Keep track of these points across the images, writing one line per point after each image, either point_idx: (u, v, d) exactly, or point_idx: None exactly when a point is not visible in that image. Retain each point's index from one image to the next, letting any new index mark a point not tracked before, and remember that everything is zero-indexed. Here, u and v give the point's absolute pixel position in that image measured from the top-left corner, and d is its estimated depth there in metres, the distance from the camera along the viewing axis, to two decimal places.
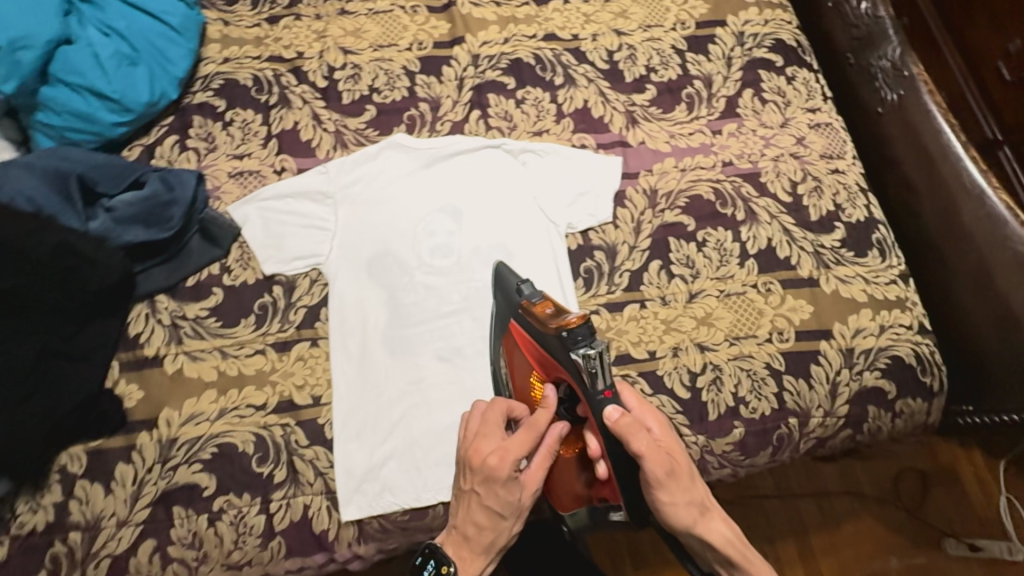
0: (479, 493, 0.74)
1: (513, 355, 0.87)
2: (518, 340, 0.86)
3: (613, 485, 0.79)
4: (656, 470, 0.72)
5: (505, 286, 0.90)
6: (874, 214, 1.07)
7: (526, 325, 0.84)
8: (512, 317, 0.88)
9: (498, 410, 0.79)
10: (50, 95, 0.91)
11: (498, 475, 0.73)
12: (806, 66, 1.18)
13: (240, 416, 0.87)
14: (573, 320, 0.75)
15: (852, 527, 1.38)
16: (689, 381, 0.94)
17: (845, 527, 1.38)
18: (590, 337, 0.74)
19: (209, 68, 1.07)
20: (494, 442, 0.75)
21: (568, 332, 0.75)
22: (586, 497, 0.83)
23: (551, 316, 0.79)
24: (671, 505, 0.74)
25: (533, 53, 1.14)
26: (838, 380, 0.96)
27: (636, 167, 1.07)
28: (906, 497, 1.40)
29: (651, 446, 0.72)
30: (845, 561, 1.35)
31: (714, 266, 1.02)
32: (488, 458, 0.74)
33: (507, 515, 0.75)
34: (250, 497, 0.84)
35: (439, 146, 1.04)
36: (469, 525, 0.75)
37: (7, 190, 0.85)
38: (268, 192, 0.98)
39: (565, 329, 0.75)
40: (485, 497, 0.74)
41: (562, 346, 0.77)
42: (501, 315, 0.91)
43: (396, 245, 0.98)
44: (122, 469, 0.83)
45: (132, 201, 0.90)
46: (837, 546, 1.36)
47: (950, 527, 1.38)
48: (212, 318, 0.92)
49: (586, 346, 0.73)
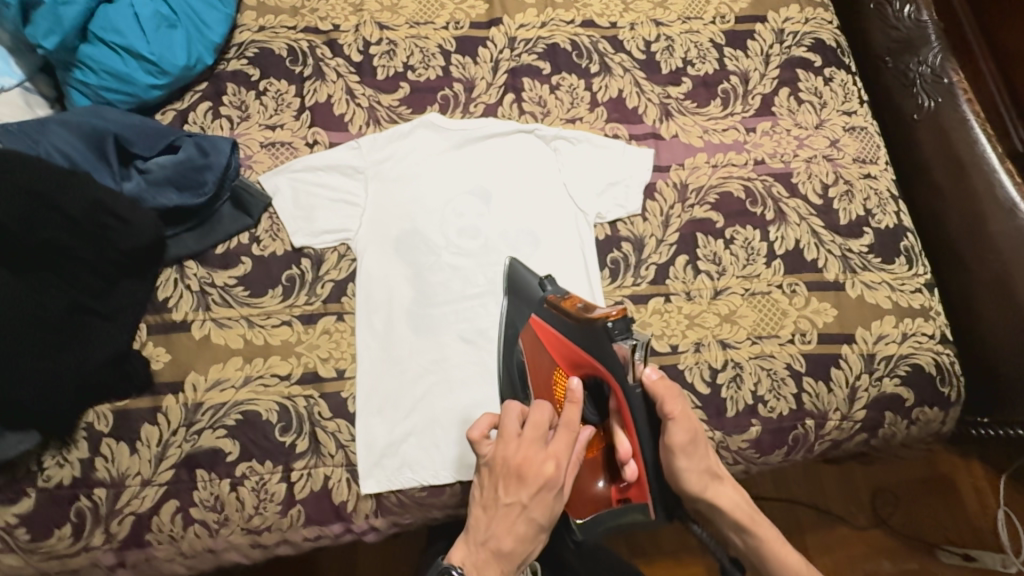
0: (527, 506, 0.68)
1: (534, 351, 0.84)
2: (543, 337, 0.83)
3: (641, 485, 0.76)
4: (683, 437, 0.75)
5: (521, 282, 0.89)
6: (903, 221, 1.07)
7: (553, 319, 0.82)
8: (535, 311, 0.85)
9: (537, 415, 0.72)
10: (88, 53, 0.90)
11: (553, 483, 0.69)
12: (844, 68, 1.17)
13: (265, 384, 0.88)
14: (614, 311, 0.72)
15: (847, 530, 1.40)
16: (710, 377, 0.95)
17: (840, 528, 1.40)
18: (630, 331, 0.72)
19: (244, 36, 1.06)
20: (542, 449, 0.70)
21: (611, 325, 0.72)
22: (605, 499, 0.79)
23: (584, 309, 0.76)
24: (688, 470, 0.77)
25: (570, 39, 1.13)
26: (857, 384, 0.97)
27: (668, 161, 1.07)
28: (902, 503, 1.42)
29: (682, 412, 0.75)
30: (839, 563, 1.37)
31: (741, 264, 1.01)
32: (542, 467, 0.68)
33: (546, 527, 0.70)
34: (272, 465, 0.85)
35: (472, 127, 1.04)
36: (509, 538, 0.68)
37: (44, 144, 0.85)
38: (300, 164, 0.98)
39: (607, 322, 0.72)
40: (532, 508, 0.68)
41: (599, 342, 0.74)
42: (521, 312, 0.88)
43: (425, 223, 0.98)
44: (148, 429, 0.84)
45: (166, 164, 0.89)
46: (831, 546, 1.38)
47: (943, 535, 1.40)
48: (240, 287, 0.92)
49: (628, 340, 0.71)
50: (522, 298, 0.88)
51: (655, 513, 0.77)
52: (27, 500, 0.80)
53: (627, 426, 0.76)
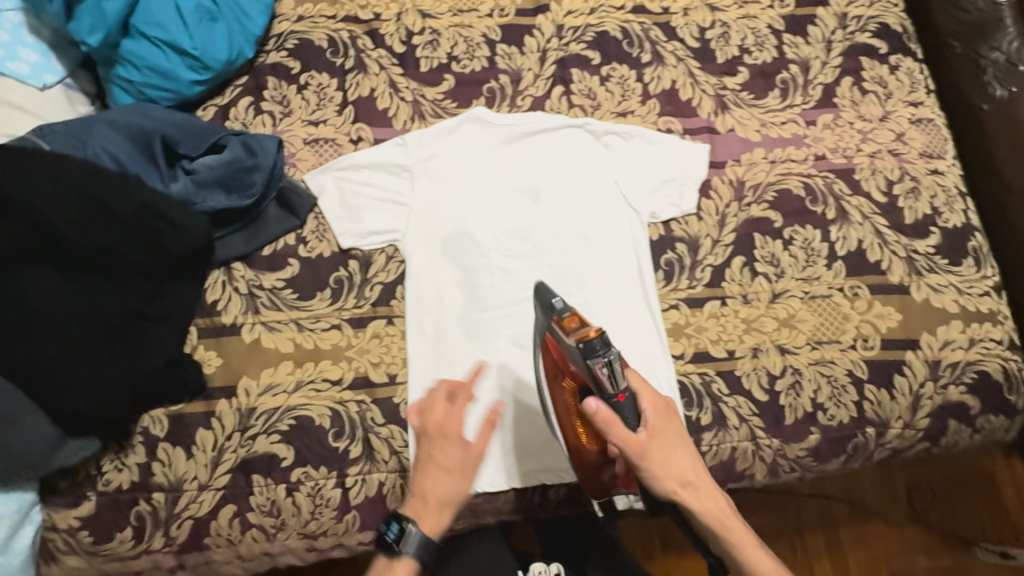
0: (433, 458, 0.73)
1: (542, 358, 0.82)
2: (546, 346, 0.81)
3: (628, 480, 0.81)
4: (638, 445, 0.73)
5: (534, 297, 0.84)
6: (971, 220, 1.02)
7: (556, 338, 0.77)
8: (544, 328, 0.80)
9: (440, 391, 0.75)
10: (131, 49, 0.88)
11: (445, 440, 0.73)
12: (910, 55, 1.10)
13: (317, 389, 0.87)
14: (591, 331, 0.72)
15: (880, 524, 1.39)
16: (768, 384, 0.92)
17: (873, 523, 1.39)
18: (604, 351, 0.71)
19: (283, 26, 1.02)
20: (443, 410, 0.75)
21: (585, 344, 0.71)
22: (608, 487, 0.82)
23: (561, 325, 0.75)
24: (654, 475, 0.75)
25: (620, 26, 1.07)
26: (921, 392, 0.93)
27: (724, 156, 1.02)
28: (939, 499, 1.39)
29: (626, 437, 0.74)
30: (872, 557, 1.37)
31: (800, 266, 0.97)
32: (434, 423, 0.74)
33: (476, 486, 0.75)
34: (327, 470, 0.84)
35: (520, 122, 1.00)
36: (434, 490, 0.73)
37: (92, 145, 0.83)
38: (345, 162, 0.95)
39: (578, 344, 0.72)
40: (438, 461, 0.73)
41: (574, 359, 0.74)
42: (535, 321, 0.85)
43: (473, 224, 0.95)
44: (203, 434, 0.84)
45: (213, 165, 0.87)
46: (864, 541, 1.38)
47: (982, 533, 1.36)
48: (288, 289, 0.91)
49: (598, 361, 0.71)
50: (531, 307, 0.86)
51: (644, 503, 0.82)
52: (88, 503, 0.81)
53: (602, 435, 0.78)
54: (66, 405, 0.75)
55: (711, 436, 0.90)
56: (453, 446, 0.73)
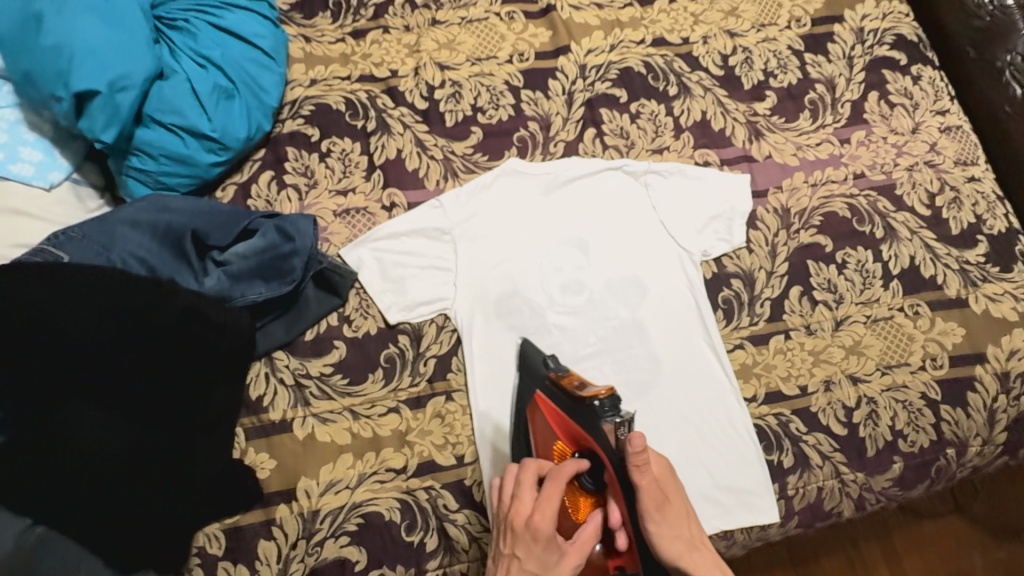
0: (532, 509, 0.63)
1: (540, 429, 0.78)
2: (546, 413, 0.77)
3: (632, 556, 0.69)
4: (649, 500, 0.65)
5: (528, 361, 0.84)
6: (1014, 224, 1.01)
7: (552, 395, 0.77)
8: (539, 387, 0.80)
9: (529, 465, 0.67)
10: (146, 139, 0.83)
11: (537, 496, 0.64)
12: (930, 64, 1.10)
13: (381, 481, 0.81)
14: (602, 390, 0.70)
15: (934, 527, 1.21)
16: (845, 417, 0.89)
17: (926, 525, 1.21)
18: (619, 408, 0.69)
19: (297, 92, 0.97)
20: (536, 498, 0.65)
21: (599, 402, 0.69)
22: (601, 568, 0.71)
23: (578, 385, 0.74)
24: (659, 537, 0.65)
25: (643, 61, 1.05)
26: (995, 407, 0.91)
27: (765, 185, 1.00)
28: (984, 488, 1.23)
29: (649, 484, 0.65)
30: (930, 562, 1.19)
31: (858, 289, 0.95)
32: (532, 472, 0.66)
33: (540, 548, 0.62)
34: (404, 568, 0.78)
35: (557, 169, 0.96)
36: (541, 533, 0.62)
37: (116, 251, 0.78)
38: (382, 232, 0.90)
39: (593, 400, 0.70)
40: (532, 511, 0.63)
41: (587, 419, 0.71)
42: (527, 389, 0.83)
43: (523, 283, 0.91)
44: (265, 546, 0.78)
45: (246, 254, 0.82)
46: (920, 543, 1.20)
47: None
48: (338, 375, 0.85)
49: (615, 418, 0.68)
50: (530, 377, 0.83)
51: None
52: None
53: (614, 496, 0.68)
54: (132, 540, 0.70)
55: (796, 478, 0.87)
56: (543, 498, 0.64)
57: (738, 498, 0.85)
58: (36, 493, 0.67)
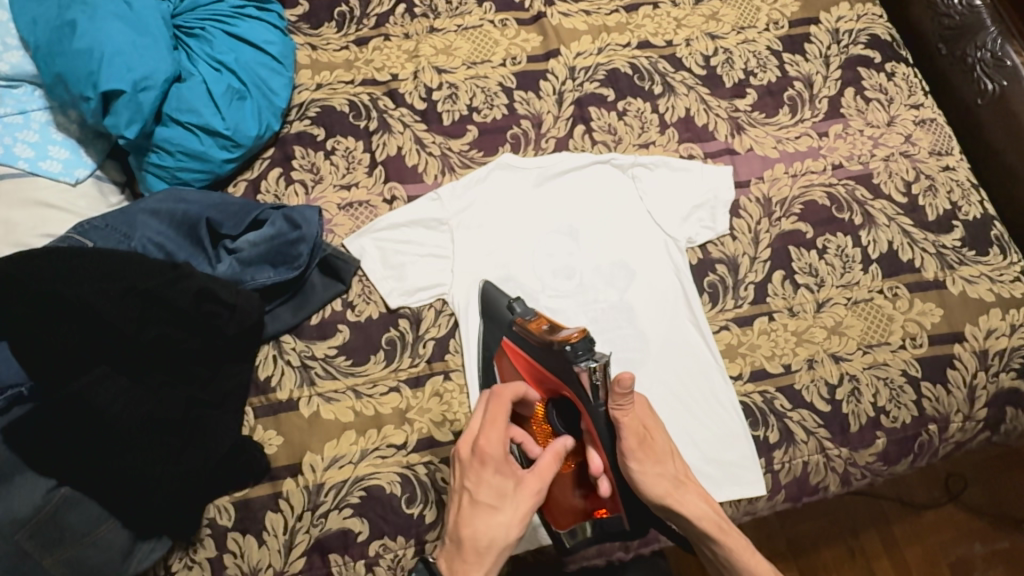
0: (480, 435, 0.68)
1: (505, 373, 0.84)
2: (512, 358, 0.82)
3: (614, 498, 0.76)
4: (631, 439, 0.71)
5: (494, 308, 0.88)
6: (989, 210, 1.05)
7: (522, 344, 0.81)
8: (506, 334, 0.84)
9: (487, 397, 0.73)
10: (165, 136, 0.89)
11: (485, 428, 0.68)
12: (903, 61, 1.15)
13: (382, 456, 0.85)
14: (574, 334, 0.73)
15: (933, 516, 1.21)
16: (828, 394, 0.93)
17: (925, 515, 1.21)
18: (591, 352, 0.72)
19: (304, 96, 1.03)
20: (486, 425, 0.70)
21: (571, 347, 0.72)
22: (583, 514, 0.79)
23: (548, 332, 0.77)
24: (643, 482, 0.71)
25: (629, 62, 1.11)
26: (975, 383, 0.95)
27: (747, 175, 1.05)
28: (980, 474, 1.23)
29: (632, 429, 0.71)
30: (930, 552, 1.19)
31: (838, 273, 1.00)
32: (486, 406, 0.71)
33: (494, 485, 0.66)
34: (405, 539, 0.82)
35: (548, 163, 1.02)
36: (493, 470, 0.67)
37: (137, 238, 0.84)
38: (383, 223, 0.95)
39: (565, 345, 0.72)
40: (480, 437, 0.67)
41: (562, 365, 0.74)
42: (494, 335, 0.87)
43: (517, 269, 0.96)
44: (272, 517, 0.81)
45: (256, 241, 0.88)
46: (919, 533, 1.20)
47: None
48: (341, 357, 0.89)
49: (588, 360, 0.71)
50: (496, 322, 0.87)
51: (632, 523, 0.77)
52: None
53: (593, 442, 0.75)
54: (142, 506, 0.74)
55: (782, 453, 0.90)
56: (491, 426, 0.68)
57: (727, 471, 0.88)
58: (62, 455, 0.74)
